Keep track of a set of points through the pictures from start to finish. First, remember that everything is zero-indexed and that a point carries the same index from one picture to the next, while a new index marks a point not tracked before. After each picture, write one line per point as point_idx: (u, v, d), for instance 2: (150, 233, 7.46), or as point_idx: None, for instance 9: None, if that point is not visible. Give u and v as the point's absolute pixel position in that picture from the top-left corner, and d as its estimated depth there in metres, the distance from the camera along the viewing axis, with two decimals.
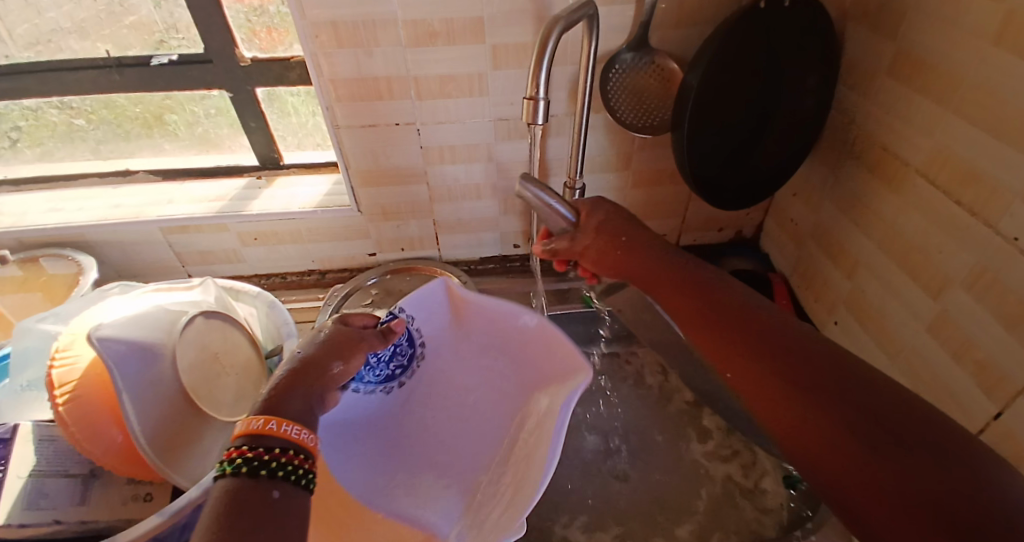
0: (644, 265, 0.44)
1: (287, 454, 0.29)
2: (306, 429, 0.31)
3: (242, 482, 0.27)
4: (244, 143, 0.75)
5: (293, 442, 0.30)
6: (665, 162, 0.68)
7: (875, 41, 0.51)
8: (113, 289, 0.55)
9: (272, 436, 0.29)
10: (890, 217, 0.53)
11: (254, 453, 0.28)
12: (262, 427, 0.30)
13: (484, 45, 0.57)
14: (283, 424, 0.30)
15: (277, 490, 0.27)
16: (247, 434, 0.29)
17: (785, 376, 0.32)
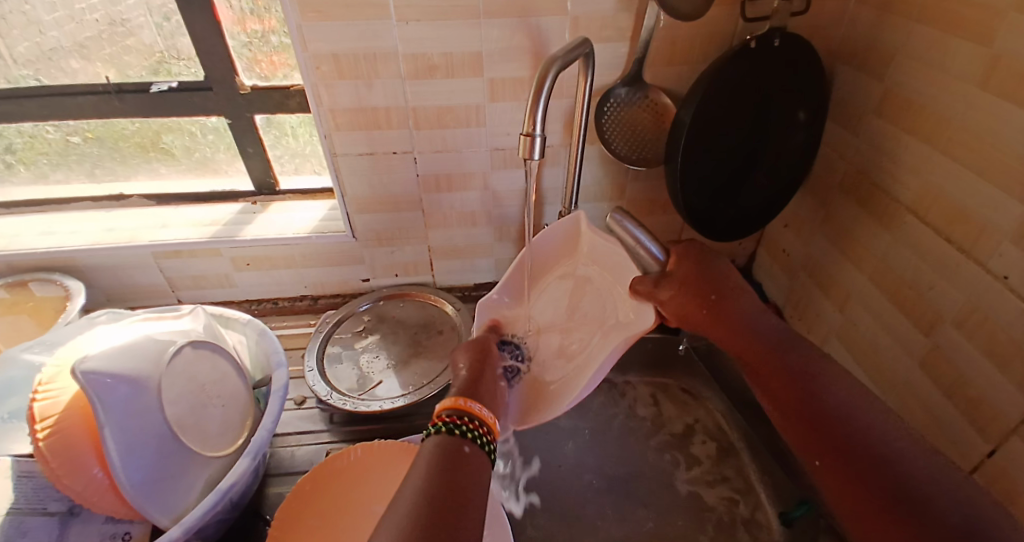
0: (736, 330, 0.44)
1: (474, 422, 0.38)
2: (483, 407, 0.41)
3: (445, 438, 0.37)
4: (240, 168, 0.75)
5: (478, 414, 0.39)
6: (659, 192, 0.69)
7: (864, 81, 0.53)
8: (102, 317, 0.55)
9: (464, 408, 0.39)
10: (881, 253, 0.53)
11: (457, 421, 0.38)
12: (460, 402, 0.40)
13: (482, 79, 0.58)
14: (469, 401, 0.40)
15: (466, 447, 0.36)
16: (453, 406, 0.39)
17: (863, 475, 0.33)
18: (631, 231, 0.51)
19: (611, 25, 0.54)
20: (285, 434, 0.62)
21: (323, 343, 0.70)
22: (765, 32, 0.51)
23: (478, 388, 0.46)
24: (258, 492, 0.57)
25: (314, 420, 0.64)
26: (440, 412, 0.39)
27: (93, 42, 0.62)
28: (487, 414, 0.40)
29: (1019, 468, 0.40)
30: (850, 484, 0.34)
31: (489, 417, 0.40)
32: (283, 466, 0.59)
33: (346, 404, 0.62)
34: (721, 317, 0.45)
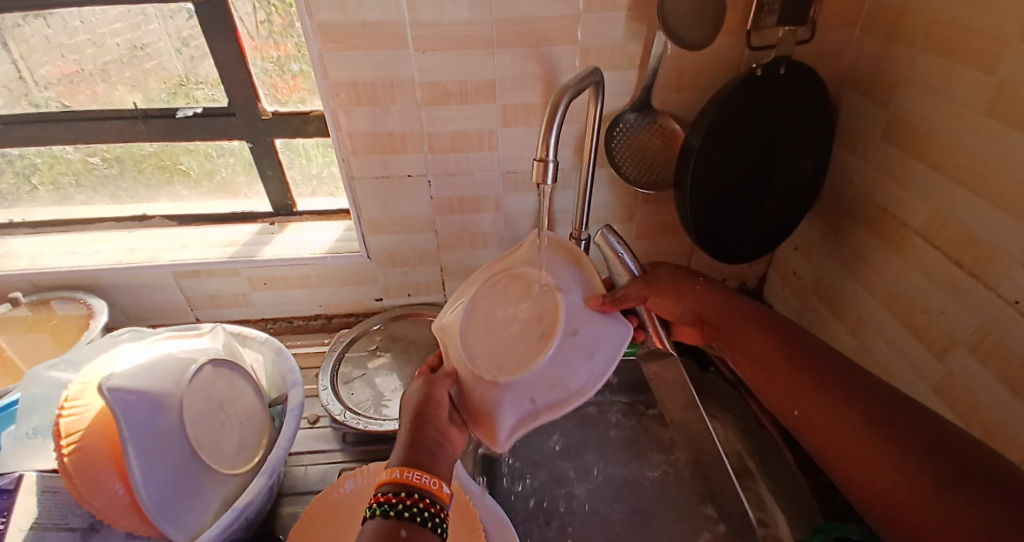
0: (731, 314, 0.49)
1: (413, 497, 0.33)
2: (425, 474, 0.35)
3: (384, 523, 0.31)
4: (259, 190, 0.78)
5: (417, 487, 0.34)
6: (668, 215, 0.70)
7: (870, 107, 0.54)
8: (124, 335, 0.56)
9: (408, 482, 0.34)
10: (892, 276, 0.54)
11: (394, 498, 0.32)
12: (394, 473, 0.34)
13: (495, 105, 0.60)
14: (406, 471, 0.34)
15: (405, 530, 0.31)
16: (388, 482, 0.34)
17: (845, 405, 0.37)
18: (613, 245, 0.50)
19: (621, 54, 0.56)
20: (298, 453, 0.63)
21: (336, 361, 0.71)
22: (772, 61, 0.52)
23: (423, 439, 0.38)
24: (271, 513, 0.57)
25: (326, 440, 0.64)
26: (375, 488, 0.34)
27: (119, 66, 0.65)
28: (430, 481, 0.35)
29: None
30: (852, 450, 0.35)
31: (432, 484, 0.35)
32: (296, 485, 0.60)
33: (360, 423, 0.62)
34: (704, 298, 0.51)
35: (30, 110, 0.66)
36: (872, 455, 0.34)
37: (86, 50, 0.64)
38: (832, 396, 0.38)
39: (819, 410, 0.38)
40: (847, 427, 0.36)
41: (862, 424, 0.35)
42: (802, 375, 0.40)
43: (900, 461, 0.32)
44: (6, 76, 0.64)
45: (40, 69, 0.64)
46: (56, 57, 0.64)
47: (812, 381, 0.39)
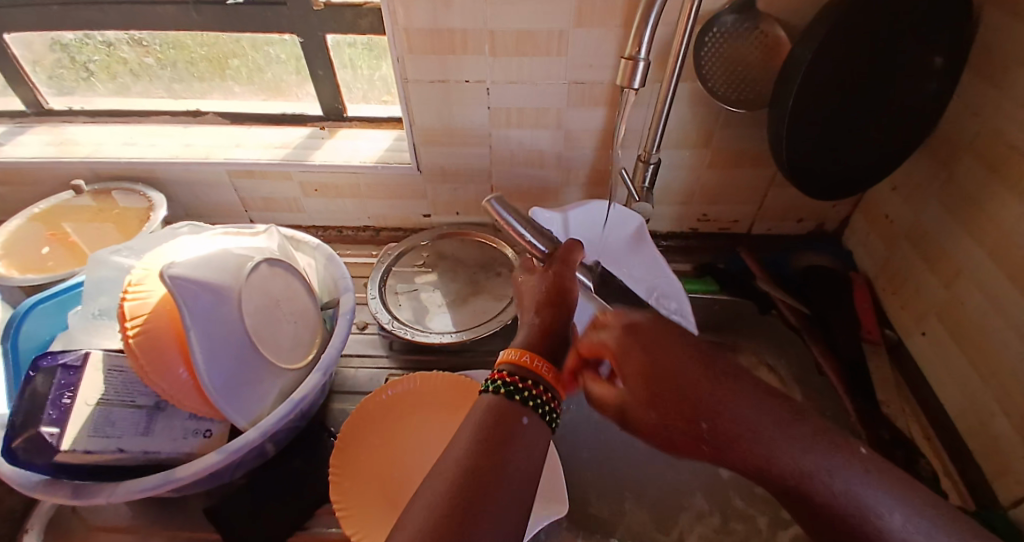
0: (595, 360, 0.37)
1: (535, 387, 0.34)
2: (551, 367, 0.37)
3: (500, 401, 0.33)
4: (310, 92, 0.74)
5: (541, 377, 0.35)
6: (750, 143, 0.63)
7: (1017, 25, 0.44)
8: (184, 228, 0.57)
9: (529, 370, 0.35)
10: (1009, 227, 0.46)
11: (519, 382, 0.34)
12: (520, 357, 0.36)
13: (569, 1, 0.52)
14: (535, 360, 0.36)
15: (526, 416, 0.32)
16: (513, 363, 0.36)
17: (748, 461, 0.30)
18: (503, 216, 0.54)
19: None
20: (349, 355, 0.65)
21: (385, 273, 0.71)
22: None
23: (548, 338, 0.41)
24: (323, 406, 0.60)
25: (374, 346, 0.66)
26: (500, 367, 0.36)
27: None
28: (555, 375, 0.36)
29: None
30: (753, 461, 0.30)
31: (557, 377, 0.36)
32: (346, 384, 0.62)
33: (407, 333, 0.63)
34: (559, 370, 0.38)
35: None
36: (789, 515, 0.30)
37: None
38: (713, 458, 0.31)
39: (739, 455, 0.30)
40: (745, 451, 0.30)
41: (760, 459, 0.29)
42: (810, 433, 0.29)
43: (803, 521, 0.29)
44: None
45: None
46: None
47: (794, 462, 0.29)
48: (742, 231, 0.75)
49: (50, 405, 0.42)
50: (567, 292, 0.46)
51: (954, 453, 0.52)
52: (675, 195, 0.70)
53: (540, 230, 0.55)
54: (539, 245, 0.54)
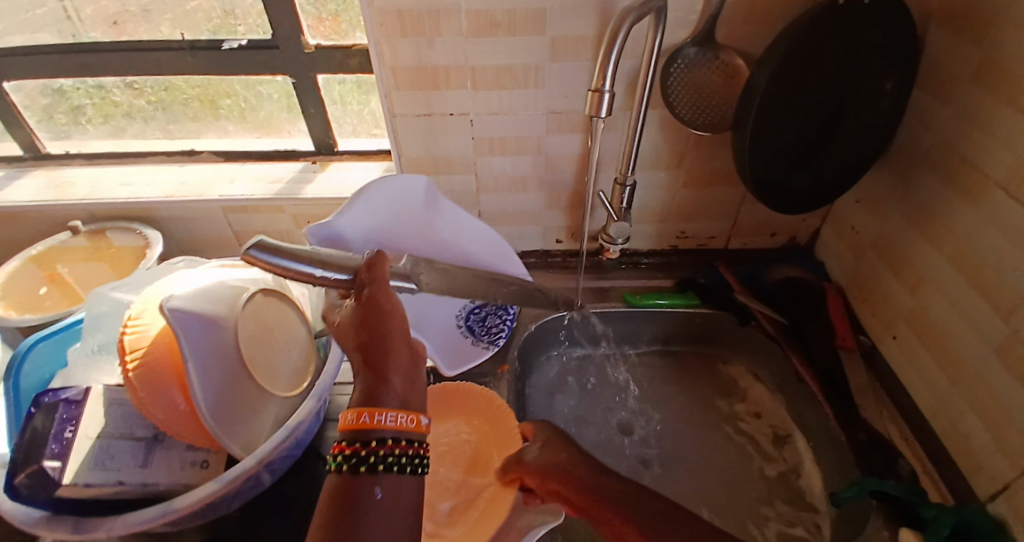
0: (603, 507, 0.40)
1: (386, 445, 0.34)
2: (400, 413, 0.36)
3: (347, 475, 0.33)
4: (302, 128, 0.77)
5: (393, 431, 0.35)
6: (720, 163, 0.66)
7: (960, 44, 0.48)
8: (179, 264, 0.59)
9: (372, 429, 0.34)
10: (964, 233, 0.50)
11: (362, 448, 0.34)
12: (356, 418, 0.35)
13: (544, 38, 0.56)
14: (375, 416, 0.35)
15: (378, 487, 0.33)
16: (349, 429, 0.35)
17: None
18: (278, 263, 0.42)
19: None
20: (342, 382, 0.66)
21: None
22: None
23: (381, 383, 0.38)
24: (318, 434, 0.60)
25: None
26: (339, 436, 0.35)
27: (158, 3, 0.64)
28: (405, 419, 0.36)
29: None
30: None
31: (408, 422, 0.36)
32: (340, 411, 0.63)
33: None
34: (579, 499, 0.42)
35: (67, 41, 0.67)
36: None
37: None
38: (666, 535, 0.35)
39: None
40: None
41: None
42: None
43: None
44: (52, 14, 0.66)
45: (83, 9, 0.65)
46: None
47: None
48: (720, 246, 0.78)
49: (52, 440, 0.44)
50: (382, 317, 0.41)
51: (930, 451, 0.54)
52: (653, 215, 0.73)
53: (317, 254, 0.44)
54: (336, 276, 0.43)
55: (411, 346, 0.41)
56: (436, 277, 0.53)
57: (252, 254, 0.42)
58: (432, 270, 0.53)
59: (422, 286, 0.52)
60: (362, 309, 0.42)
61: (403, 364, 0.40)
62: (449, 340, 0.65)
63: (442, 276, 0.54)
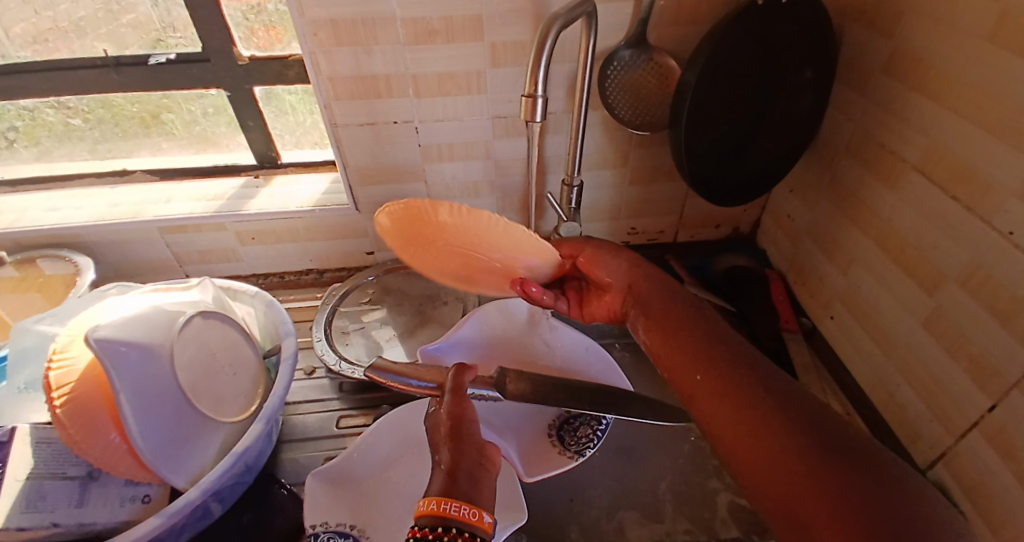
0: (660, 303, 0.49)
1: (452, 533, 0.32)
2: (464, 504, 0.34)
3: None
4: (241, 142, 0.75)
5: (460, 520, 0.33)
6: (663, 160, 0.68)
7: (873, 39, 0.51)
8: (112, 289, 0.56)
9: (441, 515, 0.33)
10: (886, 216, 0.53)
11: (429, 534, 0.32)
12: (435, 504, 0.34)
13: (483, 44, 0.57)
14: (444, 503, 0.33)
15: None
16: (427, 515, 0.33)
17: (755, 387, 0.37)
18: (392, 377, 0.53)
19: None
20: (296, 401, 0.64)
21: (330, 315, 0.71)
22: None
23: (461, 462, 0.39)
24: (272, 458, 0.58)
25: (323, 390, 0.65)
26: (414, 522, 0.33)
27: (92, 17, 0.61)
28: (469, 512, 0.33)
29: (1016, 423, 0.40)
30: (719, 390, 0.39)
31: (472, 516, 0.33)
32: (295, 432, 0.61)
33: (355, 372, 0.63)
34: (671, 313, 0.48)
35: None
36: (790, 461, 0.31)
37: (60, 4, 0.60)
38: (749, 397, 0.36)
39: (718, 411, 0.38)
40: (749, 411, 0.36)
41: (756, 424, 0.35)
42: (676, 336, 0.45)
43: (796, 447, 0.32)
44: None
45: (12, 28, 0.61)
46: (29, 14, 0.60)
47: (746, 415, 0.36)
48: (669, 241, 0.81)
49: None
50: (466, 421, 0.44)
51: (873, 422, 0.57)
52: (604, 213, 0.74)
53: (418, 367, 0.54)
54: (427, 383, 0.52)
55: (481, 451, 0.41)
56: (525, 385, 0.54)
57: (370, 368, 0.54)
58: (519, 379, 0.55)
59: (509, 393, 0.53)
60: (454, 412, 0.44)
61: (471, 459, 0.40)
62: (533, 444, 0.57)
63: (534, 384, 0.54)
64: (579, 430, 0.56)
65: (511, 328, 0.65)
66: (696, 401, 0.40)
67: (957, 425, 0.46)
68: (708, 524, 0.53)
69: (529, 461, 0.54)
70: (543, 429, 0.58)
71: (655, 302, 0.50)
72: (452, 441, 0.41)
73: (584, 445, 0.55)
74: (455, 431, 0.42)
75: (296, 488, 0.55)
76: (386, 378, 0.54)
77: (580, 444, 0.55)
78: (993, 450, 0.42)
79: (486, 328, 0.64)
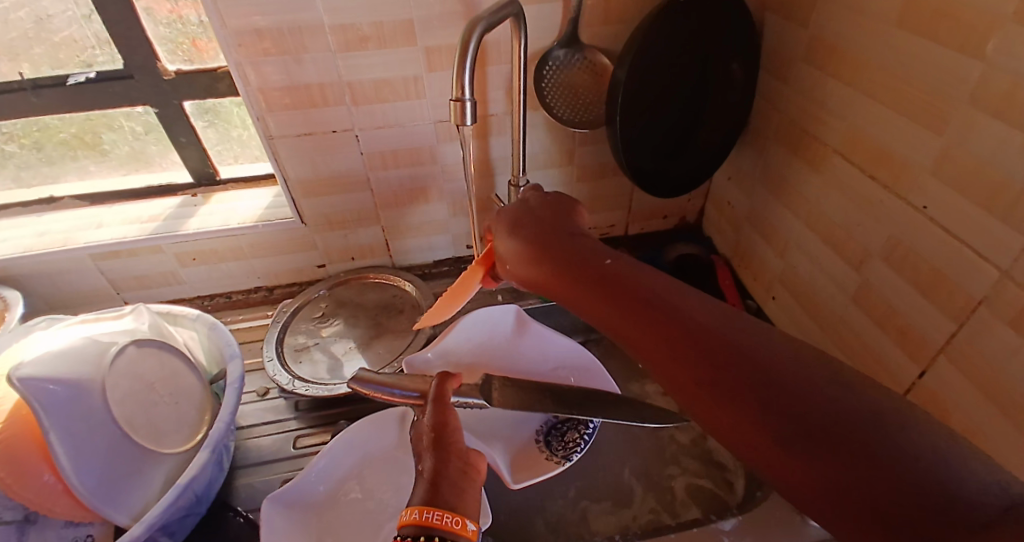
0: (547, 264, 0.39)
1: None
2: (446, 512, 0.34)
3: None
4: (176, 160, 0.72)
5: (439, 529, 0.33)
6: (607, 155, 0.70)
7: (791, 29, 0.54)
8: (39, 324, 0.53)
9: (425, 525, 0.33)
10: (813, 198, 0.55)
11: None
12: (419, 514, 0.34)
13: (417, 48, 0.56)
14: (426, 512, 0.34)
15: None
16: (414, 526, 0.33)
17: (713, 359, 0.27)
18: (376, 388, 0.52)
19: None
20: (249, 425, 0.62)
21: (282, 333, 0.69)
22: None
23: (445, 468, 0.39)
24: (226, 486, 0.56)
25: (278, 410, 0.63)
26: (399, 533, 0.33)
27: (20, 37, 0.58)
28: (451, 520, 0.34)
29: (946, 387, 0.43)
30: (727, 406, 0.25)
31: (454, 524, 0.34)
32: (249, 456, 0.59)
33: (308, 390, 0.62)
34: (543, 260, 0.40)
35: None
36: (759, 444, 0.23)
37: None
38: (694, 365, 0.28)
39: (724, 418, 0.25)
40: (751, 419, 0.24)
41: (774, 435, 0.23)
42: (621, 304, 0.33)
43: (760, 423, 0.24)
44: None
45: None
46: None
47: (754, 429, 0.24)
48: (620, 234, 0.82)
49: None
50: (451, 426, 0.43)
51: None
52: None
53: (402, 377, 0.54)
54: (410, 392, 0.51)
55: (468, 456, 0.40)
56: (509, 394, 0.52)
57: (353, 380, 0.53)
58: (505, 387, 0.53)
59: (495, 402, 0.51)
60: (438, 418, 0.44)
61: (456, 464, 0.39)
62: (519, 451, 0.56)
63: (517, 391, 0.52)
64: (565, 431, 0.56)
65: (496, 335, 0.64)
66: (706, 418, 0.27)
67: None
68: (671, 508, 0.55)
69: (515, 466, 0.54)
70: (530, 436, 0.57)
71: (560, 261, 0.39)
72: (438, 446, 0.41)
73: (571, 449, 0.54)
74: (439, 435, 0.42)
75: (253, 514, 0.53)
76: (369, 389, 0.52)
77: (566, 449, 0.54)
78: (926, 413, 0.45)
79: (472, 335, 0.63)
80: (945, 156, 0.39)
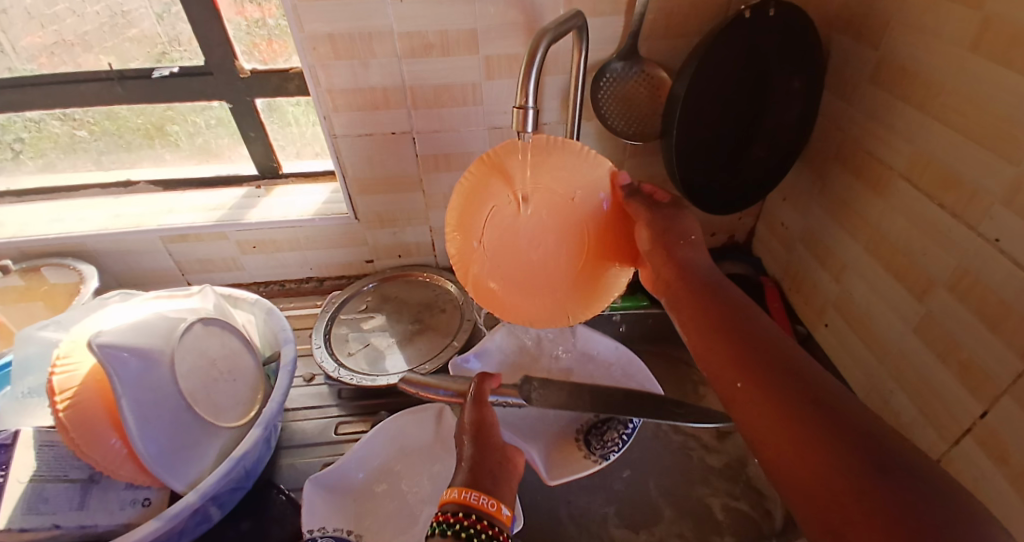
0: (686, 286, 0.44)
1: (474, 519, 0.33)
2: (484, 495, 0.35)
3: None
4: (243, 153, 0.76)
5: (476, 508, 0.34)
6: (657, 168, 0.70)
7: (859, 49, 0.52)
8: (113, 297, 0.57)
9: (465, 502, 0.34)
10: (875, 222, 0.54)
11: (452, 516, 0.33)
12: (459, 494, 0.35)
13: (477, 56, 0.58)
14: (465, 492, 0.35)
15: None
16: (455, 503, 0.34)
17: (792, 393, 0.31)
18: (420, 384, 0.54)
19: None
20: (295, 409, 0.65)
21: (330, 323, 0.72)
22: (760, 3, 0.50)
23: (485, 458, 0.40)
24: (271, 464, 0.59)
25: (322, 397, 0.66)
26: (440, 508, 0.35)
27: (96, 31, 0.63)
28: (488, 502, 0.35)
29: (1009, 427, 0.40)
30: (795, 431, 0.29)
31: (491, 505, 0.35)
32: (294, 439, 0.61)
33: (353, 380, 0.64)
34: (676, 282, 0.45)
35: (6, 74, 0.64)
36: (815, 457, 0.27)
37: (67, 18, 0.62)
38: (775, 393, 0.31)
39: (788, 439, 0.29)
40: (815, 445, 0.27)
41: (835, 459, 0.26)
42: (724, 328, 0.38)
43: (831, 449, 0.26)
44: None
45: (20, 40, 0.62)
46: (35, 27, 0.62)
47: (812, 447, 0.27)
48: None
49: None
50: (489, 424, 0.45)
51: None
52: None
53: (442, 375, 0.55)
54: (447, 392, 0.52)
55: (504, 452, 0.42)
56: (550, 395, 0.54)
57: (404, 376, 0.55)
58: (544, 387, 0.54)
59: (535, 401, 0.53)
60: (478, 415, 0.46)
61: (493, 459, 0.41)
62: (556, 445, 0.56)
63: (557, 391, 0.54)
64: (604, 428, 0.55)
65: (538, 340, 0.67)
66: (762, 434, 0.31)
67: (948, 429, 0.47)
68: (704, 529, 0.53)
69: (551, 460, 0.54)
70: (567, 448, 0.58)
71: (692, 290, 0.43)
72: (475, 443, 0.42)
73: (608, 448, 0.54)
74: (478, 432, 0.43)
75: (294, 493, 0.55)
76: (416, 383, 0.54)
77: (604, 448, 0.54)
78: (986, 454, 0.43)
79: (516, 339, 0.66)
80: (1017, 187, 0.38)
